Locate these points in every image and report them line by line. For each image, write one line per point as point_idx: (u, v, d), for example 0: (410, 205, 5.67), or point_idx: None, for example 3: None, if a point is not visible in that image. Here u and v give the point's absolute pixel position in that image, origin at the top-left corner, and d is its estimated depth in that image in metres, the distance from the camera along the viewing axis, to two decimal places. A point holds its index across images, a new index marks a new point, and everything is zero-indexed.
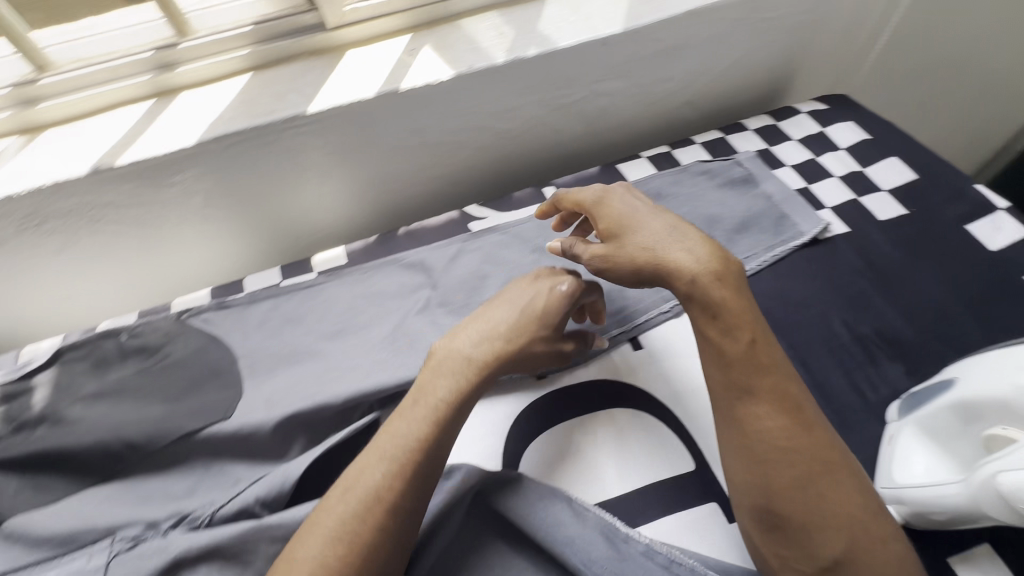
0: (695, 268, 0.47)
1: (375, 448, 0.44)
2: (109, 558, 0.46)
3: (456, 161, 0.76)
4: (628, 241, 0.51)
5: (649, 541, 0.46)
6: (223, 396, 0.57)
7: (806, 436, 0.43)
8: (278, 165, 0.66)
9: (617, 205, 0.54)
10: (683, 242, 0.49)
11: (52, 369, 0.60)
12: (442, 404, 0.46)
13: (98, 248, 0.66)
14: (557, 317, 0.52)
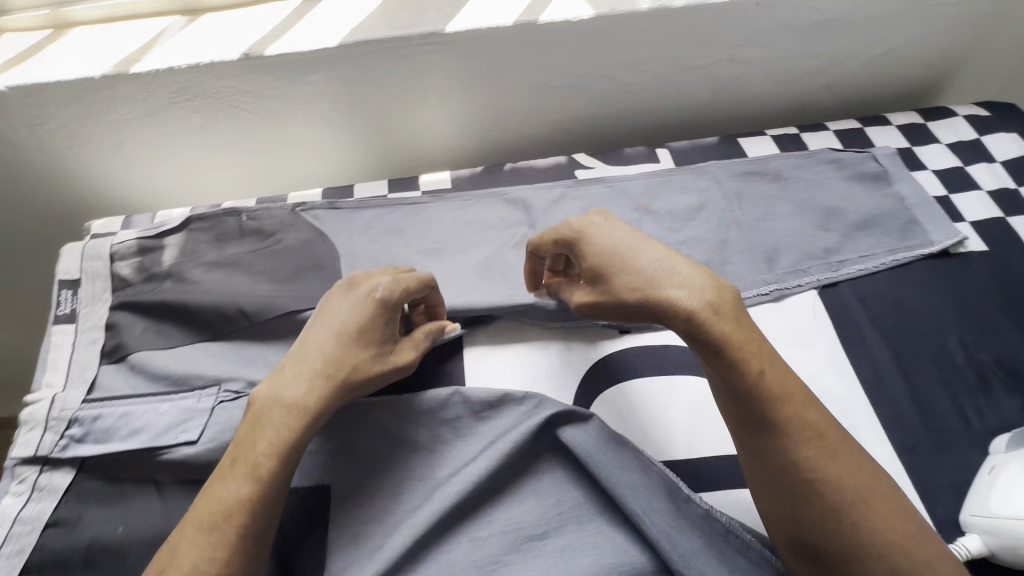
0: (688, 302, 0.42)
1: (195, 518, 0.41)
2: (215, 403, 0.52)
3: (572, 108, 0.74)
4: (617, 282, 0.46)
5: (709, 507, 0.47)
6: (324, 286, 0.61)
7: (835, 467, 0.41)
8: (404, 80, 0.67)
9: (596, 245, 0.48)
10: (675, 274, 0.44)
11: (180, 234, 0.65)
12: (260, 460, 0.43)
13: (231, 133, 0.71)
14: (373, 333, 0.49)
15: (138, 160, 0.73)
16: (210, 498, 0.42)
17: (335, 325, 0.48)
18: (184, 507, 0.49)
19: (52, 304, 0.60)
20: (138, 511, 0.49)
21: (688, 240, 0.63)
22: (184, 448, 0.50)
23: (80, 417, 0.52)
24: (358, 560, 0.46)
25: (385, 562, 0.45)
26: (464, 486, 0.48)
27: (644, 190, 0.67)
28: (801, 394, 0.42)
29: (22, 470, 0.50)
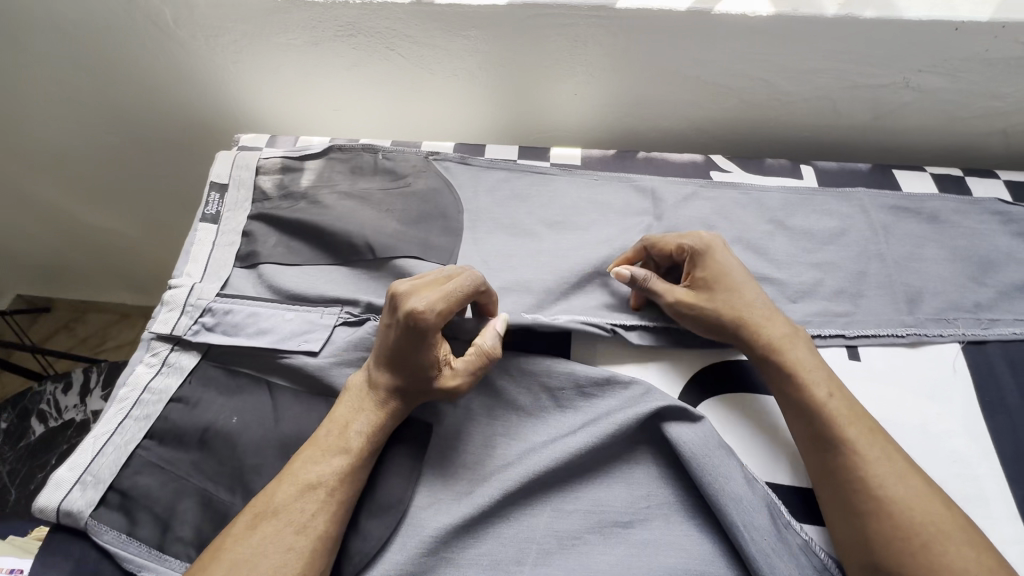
0: (775, 333, 0.50)
1: (290, 477, 0.44)
2: (337, 321, 0.54)
3: (717, 108, 0.72)
4: (727, 299, 0.52)
5: (808, 538, 0.45)
6: (446, 235, 0.62)
7: (907, 487, 0.43)
8: (558, 52, 0.67)
9: (722, 263, 0.54)
10: (771, 310, 0.52)
11: (319, 160, 0.68)
12: (356, 436, 0.46)
13: (380, 75, 0.73)
14: (413, 345, 0.46)
15: (290, 85, 0.77)
16: (303, 458, 0.45)
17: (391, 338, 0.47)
18: (293, 412, 0.51)
19: (200, 203, 0.64)
20: (251, 406, 0.52)
21: (822, 265, 0.60)
22: (305, 357, 0.53)
23: (213, 308, 0.56)
24: (445, 501, 0.47)
25: (473, 508, 0.46)
26: (561, 455, 0.47)
27: (782, 204, 0.64)
28: (866, 422, 0.46)
29: (156, 345, 0.55)
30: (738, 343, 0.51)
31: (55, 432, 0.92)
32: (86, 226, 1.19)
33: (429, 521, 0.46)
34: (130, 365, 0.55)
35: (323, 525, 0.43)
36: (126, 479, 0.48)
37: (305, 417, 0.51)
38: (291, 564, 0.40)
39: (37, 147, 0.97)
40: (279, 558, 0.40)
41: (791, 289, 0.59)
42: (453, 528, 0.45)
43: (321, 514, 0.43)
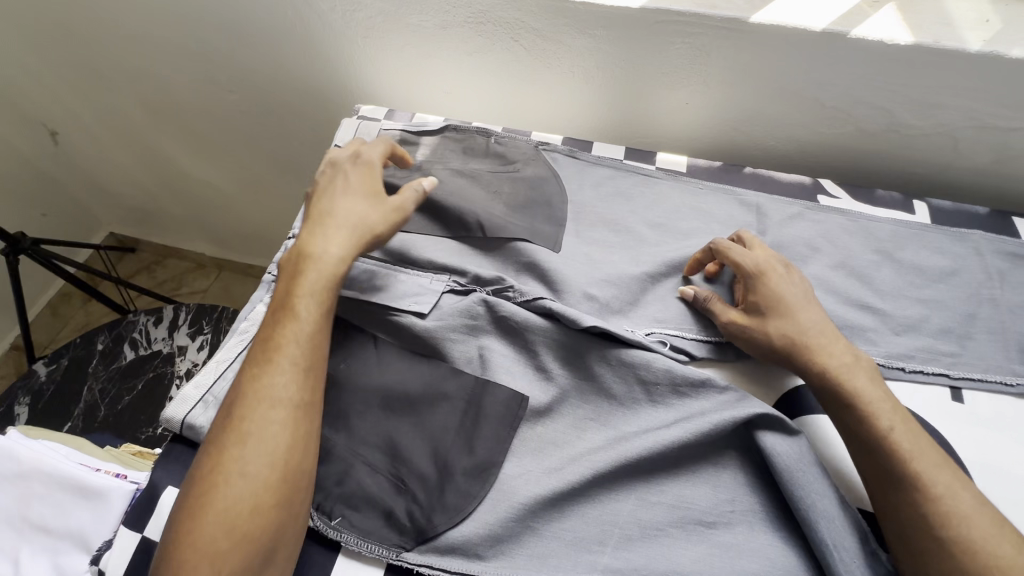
0: (830, 363, 0.49)
1: (258, 361, 0.48)
2: (446, 289, 0.58)
3: (830, 134, 0.71)
4: (779, 326, 0.52)
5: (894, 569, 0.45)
6: (551, 223, 0.64)
7: (974, 527, 0.41)
8: (679, 60, 0.68)
9: (775, 287, 0.53)
10: (826, 336, 0.51)
11: (434, 137, 0.71)
12: (302, 305, 0.50)
13: (498, 63, 0.76)
14: (364, 180, 0.56)
15: (408, 65, 0.81)
16: (260, 340, 0.49)
17: (336, 185, 0.56)
18: (396, 366, 0.54)
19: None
20: (358, 355, 0.55)
21: (929, 303, 0.59)
22: (413, 317, 0.56)
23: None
24: (533, 472, 0.49)
25: (562, 482, 0.48)
26: (651, 446, 0.48)
27: (891, 237, 0.63)
28: (931, 454, 0.44)
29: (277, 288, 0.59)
30: (794, 370, 0.51)
31: (143, 359, 0.99)
32: (187, 176, 1.28)
33: (519, 489, 0.48)
34: (251, 302, 0.59)
35: (305, 389, 0.47)
36: None
37: (406, 372, 0.53)
38: (285, 430, 0.45)
39: (163, 97, 1.05)
40: (270, 427, 0.45)
41: (893, 322, 0.58)
42: (541, 499, 0.47)
43: (294, 383, 0.47)
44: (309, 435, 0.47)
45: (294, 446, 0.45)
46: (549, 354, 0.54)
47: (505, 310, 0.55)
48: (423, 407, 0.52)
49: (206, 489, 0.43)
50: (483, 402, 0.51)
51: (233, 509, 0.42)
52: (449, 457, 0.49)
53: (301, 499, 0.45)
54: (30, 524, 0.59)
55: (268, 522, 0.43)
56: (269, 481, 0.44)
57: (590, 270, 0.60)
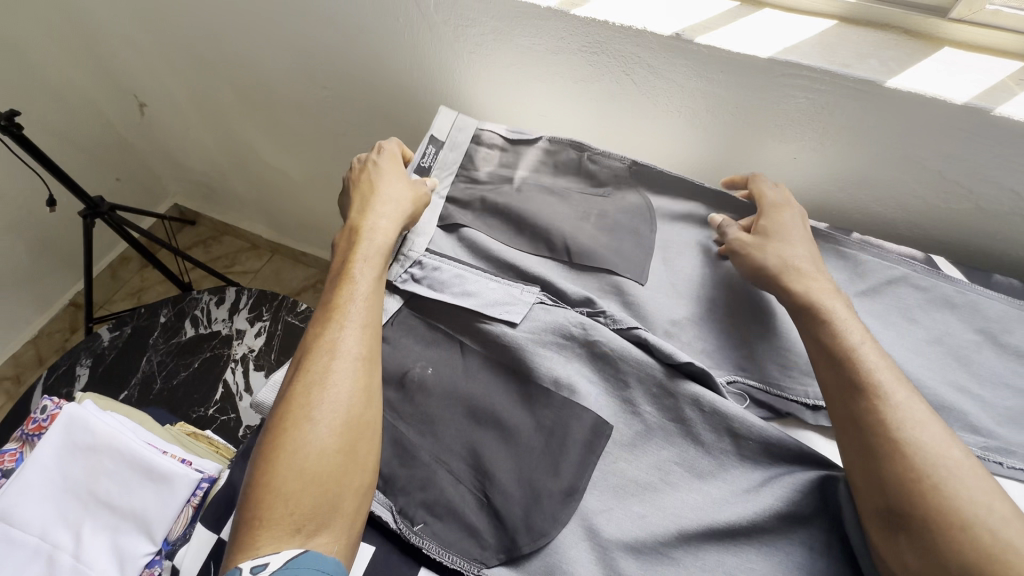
0: (814, 284, 0.52)
1: (323, 318, 0.51)
2: (539, 300, 0.57)
3: (946, 210, 0.67)
4: (773, 245, 0.56)
5: None
6: (639, 259, 0.62)
7: (923, 432, 0.41)
8: (796, 114, 0.66)
9: (785, 217, 0.58)
10: (816, 266, 0.54)
11: (531, 147, 0.71)
12: (359, 267, 0.54)
13: (602, 94, 0.75)
14: (393, 163, 0.64)
15: (508, 84, 0.81)
16: (322, 304, 0.52)
17: (374, 172, 0.63)
18: (480, 378, 0.53)
19: (417, 153, 0.67)
20: (443, 370, 0.54)
21: None
22: (504, 326, 0.56)
23: (422, 261, 0.60)
24: (617, 511, 0.47)
25: (646, 532, 0.46)
26: (749, 515, 0.46)
27: (1004, 320, 0.59)
28: (891, 368, 0.45)
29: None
30: (773, 285, 0.54)
31: (202, 338, 1.00)
32: (261, 160, 1.30)
33: (602, 527, 0.47)
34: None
35: (365, 343, 0.50)
36: None
37: (491, 386, 0.53)
38: (347, 380, 0.47)
39: (255, 84, 1.07)
40: (335, 375, 0.47)
41: (1002, 415, 0.53)
42: (623, 545, 0.46)
43: (355, 337, 0.50)
44: (371, 390, 0.49)
45: (356, 396, 0.47)
46: (643, 389, 0.53)
47: (599, 336, 0.54)
48: (508, 422, 0.51)
49: (277, 436, 0.45)
50: (570, 428, 0.50)
51: (304, 452, 0.44)
52: (534, 481, 0.48)
53: (366, 450, 0.46)
54: (96, 499, 0.59)
55: (337, 467, 0.44)
56: (335, 425, 0.45)
57: (680, 315, 0.59)
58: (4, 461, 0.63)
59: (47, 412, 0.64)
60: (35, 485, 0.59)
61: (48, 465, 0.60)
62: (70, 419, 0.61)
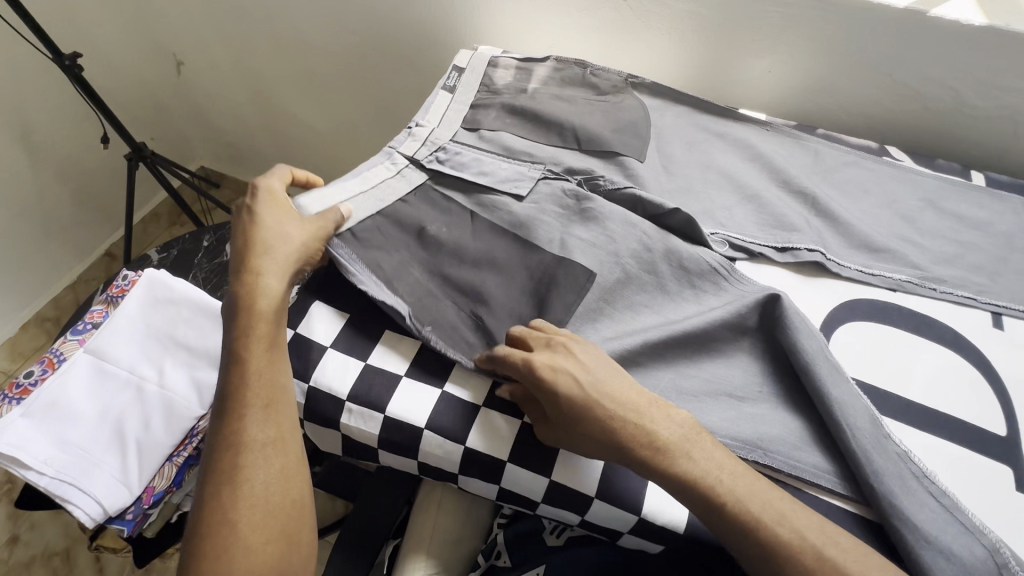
0: (653, 442, 0.46)
1: (227, 410, 0.49)
2: (541, 177, 0.68)
3: (897, 111, 0.79)
4: (586, 434, 0.47)
5: (905, 450, 0.49)
6: (635, 144, 0.73)
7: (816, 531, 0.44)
8: (769, 27, 0.77)
9: (565, 393, 0.47)
10: (638, 423, 0.46)
11: (541, 65, 0.82)
12: (256, 346, 0.51)
13: (602, 22, 0.86)
14: (272, 208, 0.59)
15: (519, 16, 0.92)
16: (221, 397, 0.50)
17: (252, 220, 0.58)
18: (485, 236, 0.63)
19: (442, 76, 0.80)
20: (461, 220, 0.64)
21: (978, 245, 0.65)
22: (511, 201, 0.66)
23: (446, 148, 0.71)
24: (603, 321, 0.58)
25: (619, 332, 0.56)
26: (703, 323, 0.55)
27: (939, 189, 0.70)
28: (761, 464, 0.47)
29: (397, 158, 0.69)
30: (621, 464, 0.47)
31: None
32: (288, 113, 1.41)
33: (598, 330, 0.57)
34: (371, 163, 0.69)
35: (272, 426, 0.49)
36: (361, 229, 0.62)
37: (495, 243, 0.62)
38: (261, 472, 0.47)
39: (289, 36, 1.19)
40: (246, 472, 0.47)
41: (938, 256, 0.64)
42: (603, 338, 0.56)
43: (260, 425, 0.48)
44: (289, 467, 0.49)
45: (274, 482, 0.47)
46: (626, 242, 0.62)
47: (591, 205, 0.64)
48: (508, 266, 0.60)
49: (202, 544, 0.45)
50: (557, 274, 0.59)
51: (230, 558, 0.44)
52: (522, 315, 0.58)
53: (296, 525, 0.48)
54: (174, 341, 0.69)
55: (269, 555, 0.45)
56: (260, 519, 0.46)
57: (669, 186, 0.70)
58: (93, 316, 0.73)
59: (128, 279, 0.75)
60: (124, 329, 0.69)
61: (133, 315, 0.70)
62: (151, 281, 0.72)
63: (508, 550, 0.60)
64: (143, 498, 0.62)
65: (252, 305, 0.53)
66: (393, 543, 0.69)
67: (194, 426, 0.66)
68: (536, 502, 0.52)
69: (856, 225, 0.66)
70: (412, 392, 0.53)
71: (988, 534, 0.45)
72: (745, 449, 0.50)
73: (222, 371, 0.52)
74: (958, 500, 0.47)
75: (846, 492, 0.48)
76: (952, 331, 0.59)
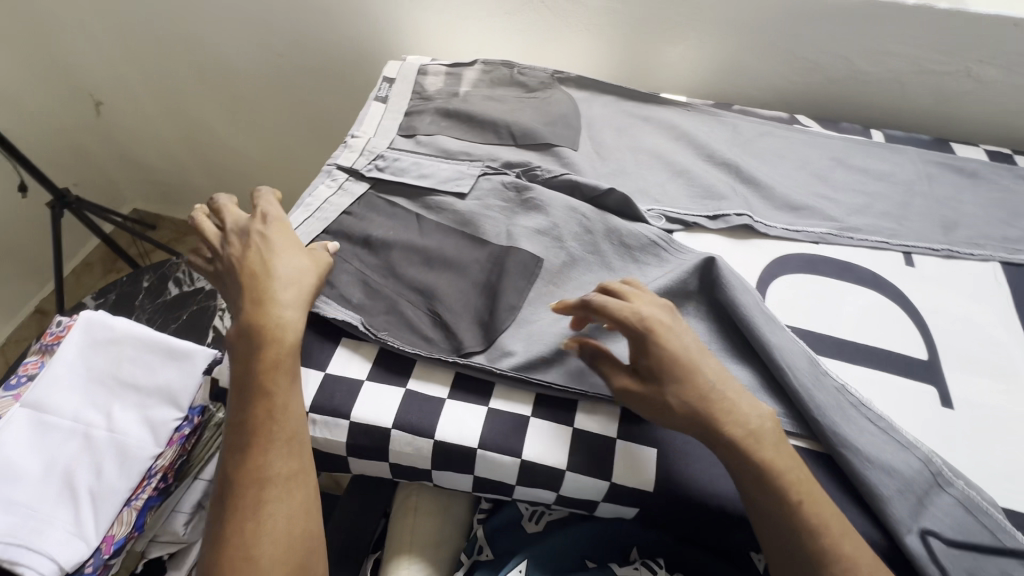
0: (741, 425, 0.46)
1: (245, 444, 0.47)
2: (481, 173, 0.69)
3: (801, 83, 0.86)
4: (683, 391, 0.47)
5: (843, 384, 0.53)
6: (568, 134, 0.76)
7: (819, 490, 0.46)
8: (678, 15, 0.82)
9: (674, 346, 0.47)
10: (732, 397, 0.47)
11: (469, 69, 0.84)
12: (275, 379, 0.49)
13: (524, 23, 0.90)
14: (280, 234, 0.57)
15: (444, 24, 0.94)
16: (238, 430, 0.48)
17: (264, 245, 0.55)
18: (433, 235, 0.64)
19: (373, 89, 0.81)
20: (408, 222, 0.65)
21: (885, 194, 0.71)
22: (454, 199, 0.67)
23: (384, 156, 0.71)
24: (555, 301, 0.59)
25: None
26: None
27: (845, 148, 0.77)
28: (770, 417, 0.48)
29: (337, 174, 0.70)
30: (700, 433, 0.47)
31: (187, 294, 1.07)
32: (222, 144, 1.38)
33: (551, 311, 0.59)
34: (313, 185, 0.69)
35: (292, 460, 0.48)
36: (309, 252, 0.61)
37: (443, 241, 0.63)
38: (283, 508, 0.46)
39: (215, 65, 1.17)
40: (268, 506, 0.45)
41: (852, 208, 0.70)
42: (558, 318, 0.58)
43: (282, 459, 0.47)
44: (308, 500, 0.48)
45: (294, 517, 0.46)
46: (569, 225, 0.64)
47: (532, 194, 0.66)
48: (457, 261, 0.61)
49: None
50: (507, 263, 0.61)
51: None
52: (476, 304, 0.59)
53: (314, 558, 0.47)
54: (120, 381, 0.66)
55: None
56: (282, 555, 0.45)
57: (604, 170, 0.73)
58: (28, 369, 0.69)
59: (63, 324, 0.72)
60: (63, 376, 0.66)
61: (73, 360, 0.67)
62: (88, 323, 0.69)
63: (490, 543, 0.60)
64: (103, 548, 0.59)
65: (269, 336, 0.50)
66: (375, 555, 0.67)
67: (151, 466, 0.63)
68: (511, 485, 0.53)
69: (777, 188, 0.71)
70: (375, 395, 0.53)
71: (921, 447, 0.49)
72: None
73: (237, 402, 0.49)
74: (891, 420, 0.51)
75: (796, 429, 0.52)
76: (871, 273, 0.64)
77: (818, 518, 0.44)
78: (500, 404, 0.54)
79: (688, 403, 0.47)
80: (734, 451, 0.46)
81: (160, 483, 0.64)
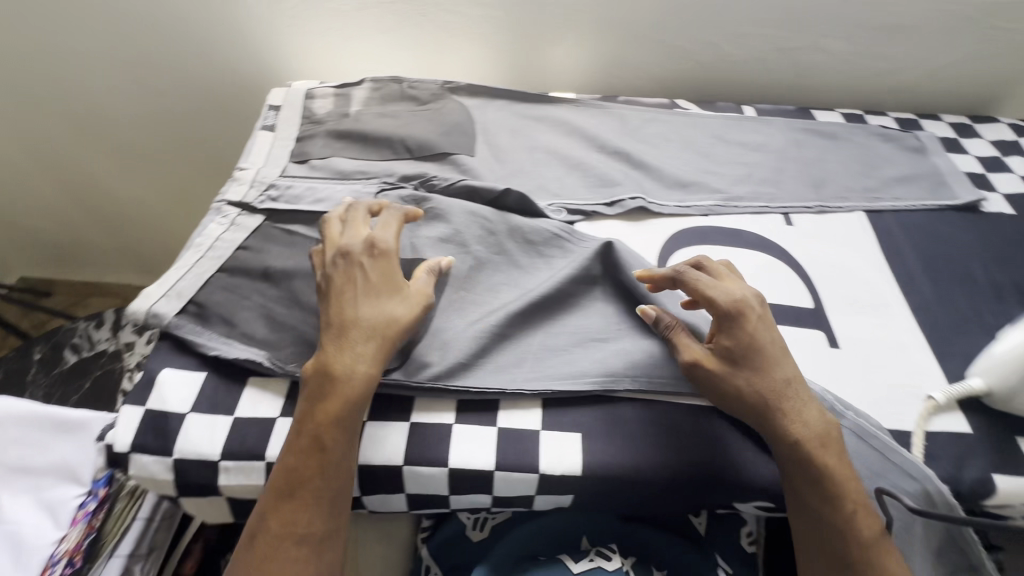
0: (808, 427, 0.48)
1: (292, 496, 0.46)
2: (378, 190, 0.69)
3: (677, 70, 0.92)
4: (763, 375, 0.49)
5: None
6: (464, 141, 0.77)
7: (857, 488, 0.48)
8: (554, 17, 0.86)
9: (761, 334, 0.51)
10: (807, 400, 0.50)
11: (358, 88, 0.84)
12: (336, 438, 0.47)
13: (409, 38, 0.90)
14: (373, 267, 0.53)
15: (329, 47, 0.93)
16: (285, 474, 0.47)
17: (357, 279, 0.52)
18: None
19: (259, 118, 0.79)
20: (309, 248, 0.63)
21: (760, 163, 0.77)
22: None
23: (277, 185, 0.69)
24: (467, 305, 0.60)
25: (483, 312, 0.59)
26: (553, 284, 0.60)
27: (722, 125, 0.82)
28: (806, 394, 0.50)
29: (227, 210, 0.67)
30: (761, 424, 0.49)
31: (88, 359, 0.98)
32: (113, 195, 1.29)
33: (463, 315, 0.59)
34: (201, 225, 0.66)
35: (323, 521, 0.46)
36: (203, 295, 0.59)
37: None
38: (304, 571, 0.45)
39: (91, 113, 1.09)
40: (288, 563, 0.45)
41: (734, 179, 0.75)
42: (470, 321, 0.58)
43: (318, 518, 0.46)
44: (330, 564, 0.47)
45: None
46: (471, 229, 0.65)
47: (431, 204, 0.66)
48: None
49: None
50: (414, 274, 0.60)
51: None
52: None
53: None
54: (6, 467, 0.60)
55: None
56: None
57: (503, 172, 0.75)
58: None
59: None
60: None
61: None
62: None
63: (437, 560, 0.59)
64: None
65: (341, 389, 0.48)
66: None
67: (53, 552, 0.57)
68: (444, 496, 0.53)
69: (665, 169, 0.75)
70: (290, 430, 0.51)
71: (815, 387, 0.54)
72: (617, 379, 0.54)
73: (294, 441, 0.48)
74: None
75: None
76: (757, 236, 0.69)
77: (853, 513, 0.47)
78: (422, 417, 0.53)
79: (749, 390, 0.49)
80: (800, 451, 0.48)
81: (67, 570, 0.56)
